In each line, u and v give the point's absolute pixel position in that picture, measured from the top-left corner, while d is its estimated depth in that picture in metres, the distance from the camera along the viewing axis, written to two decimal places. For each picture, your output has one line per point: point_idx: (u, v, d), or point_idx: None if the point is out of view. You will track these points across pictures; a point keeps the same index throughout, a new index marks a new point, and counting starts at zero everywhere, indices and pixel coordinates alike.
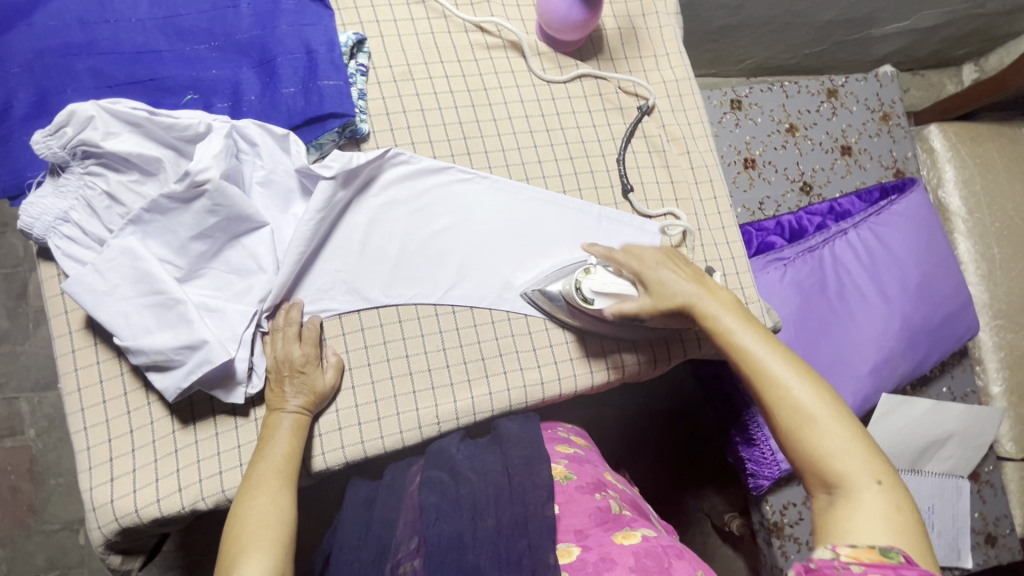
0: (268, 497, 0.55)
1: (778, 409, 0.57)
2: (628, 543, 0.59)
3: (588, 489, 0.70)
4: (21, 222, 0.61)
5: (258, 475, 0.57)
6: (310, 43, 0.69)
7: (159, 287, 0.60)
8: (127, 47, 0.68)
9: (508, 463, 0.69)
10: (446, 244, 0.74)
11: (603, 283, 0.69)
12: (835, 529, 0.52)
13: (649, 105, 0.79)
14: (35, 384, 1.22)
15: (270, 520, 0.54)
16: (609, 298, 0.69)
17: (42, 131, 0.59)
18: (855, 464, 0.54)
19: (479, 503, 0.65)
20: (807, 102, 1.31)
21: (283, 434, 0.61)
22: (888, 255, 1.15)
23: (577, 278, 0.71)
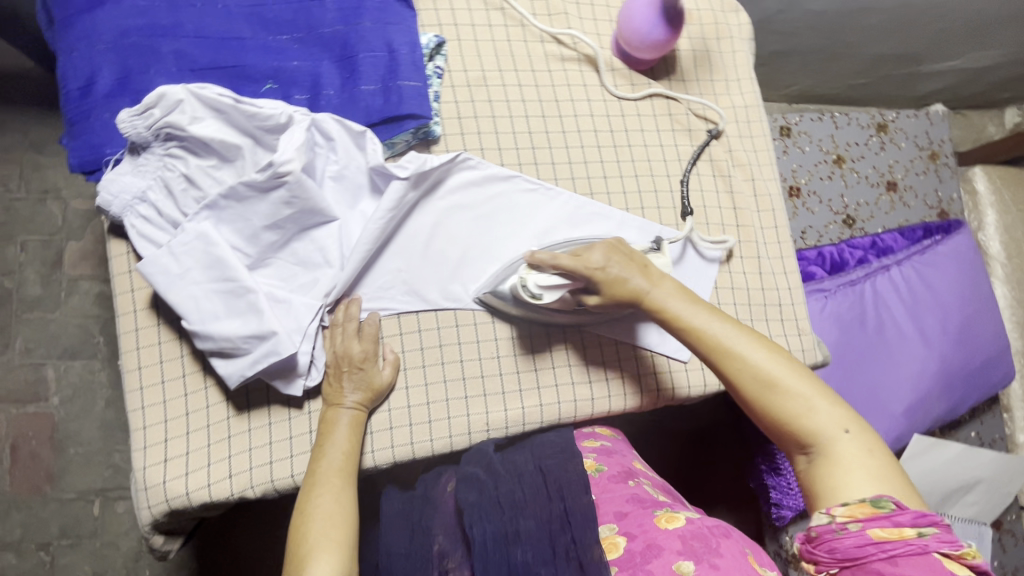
0: (333, 497, 0.57)
1: (743, 385, 0.61)
2: (673, 526, 0.60)
3: (620, 478, 0.73)
4: (99, 199, 0.62)
5: (319, 474, 0.59)
6: (393, 42, 0.69)
7: (230, 275, 0.61)
8: (211, 32, 0.68)
9: (542, 463, 0.67)
10: (463, 247, 0.72)
11: (546, 277, 0.65)
12: (819, 487, 0.57)
13: (718, 129, 0.79)
14: (63, 352, 1.23)
15: (336, 519, 0.56)
16: (558, 290, 0.66)
17: (128, 110, 0.60)
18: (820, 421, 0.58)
19: (518, 501, 0.64)
20: (856, 134, 1.30)
21: (341, 430, 0.63)
22: (930, 295, 1.14)
23: (521, 276, 0.66)
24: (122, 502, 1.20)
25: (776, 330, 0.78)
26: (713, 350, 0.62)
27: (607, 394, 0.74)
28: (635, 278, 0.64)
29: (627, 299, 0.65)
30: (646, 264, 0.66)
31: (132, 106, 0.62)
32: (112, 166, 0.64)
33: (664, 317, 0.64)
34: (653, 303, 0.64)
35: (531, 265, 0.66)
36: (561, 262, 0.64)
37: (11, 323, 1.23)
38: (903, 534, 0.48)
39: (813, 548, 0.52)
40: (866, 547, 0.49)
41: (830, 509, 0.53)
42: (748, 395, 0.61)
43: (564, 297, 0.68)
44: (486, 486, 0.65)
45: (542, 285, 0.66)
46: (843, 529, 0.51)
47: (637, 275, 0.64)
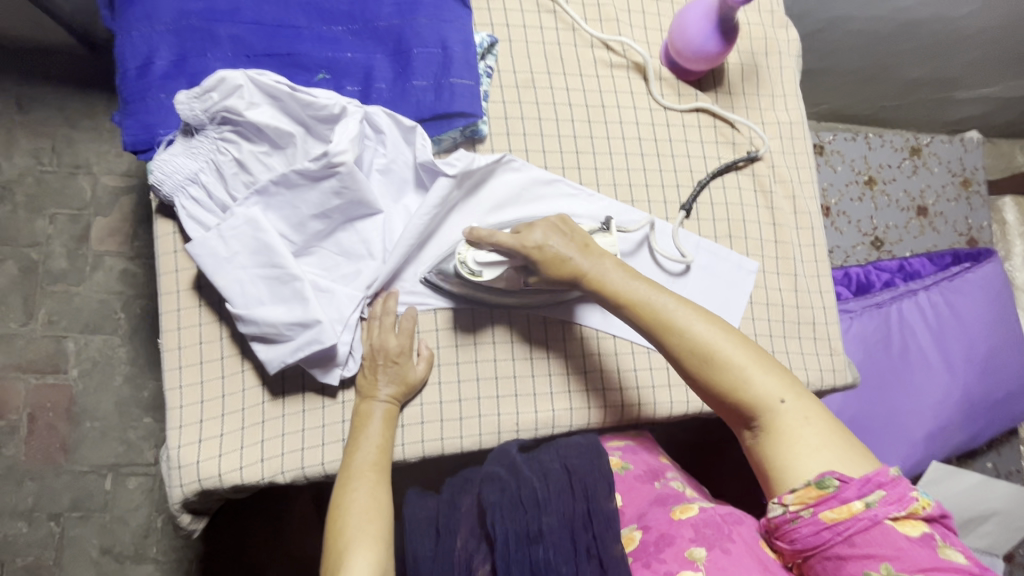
0: (370, 490, 0.58)
1: (683, 359, 0.57)
2: (686, 517, 0.62)
3: (646, 479, 0.74)
4: (152, 178, 0.62)
5: (354, 467, 0.59)
6: (447, 39, 0.70)
7: (277, 262, 0.61)
8: (269, 19, 0.69)
9: (568, 461, 0.68)
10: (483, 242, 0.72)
11: (485, 254, 0.64)
12: (765, 464, 0.56)
13: (758, 155, 0.79)
14: (85, 326, 1.24)
15: (373, 511, 0.56)
16: (499, 264, 0.64)
17: (187, 93, 0.60)
18: (762, 391, 0.56)
19: (541, 500, 0.64)
20: (889, 156, 1.29)
21: (375, 424, 0.63)
22: (956, 322, 1.14)
23: (459, 253, 0.65)
24: (133, 479, 1.21)
25: (809, 348, 0.77)
26: (653, 324, 0.58)
27: (638, 402, 0.73)
28: (570, 257, 0.61)
29: (567, 278, 0.61)
30: (583, 241, 0.62)
31: (190, 89, 0.62)
32: (165, 146, 0.65)
33: (605, 293, 0.61)
34: (592, 279, 0.61)
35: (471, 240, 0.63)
36: (499, 237, 0.61)
37: (36, 294, 1.24)
38: (851, 511, 0.49)
39: (775, 536, 0.54)
40: (822, 533, 0.50)
41: (782, 497, 0.53)
42: (691, 370, 0.58)
43: (508, 275, 0.65)
44: (510, 484, 0.65)
45: (481, 261, 0.64)
46: (797, 519, 0.52)
47: (573, 253, 0.61)
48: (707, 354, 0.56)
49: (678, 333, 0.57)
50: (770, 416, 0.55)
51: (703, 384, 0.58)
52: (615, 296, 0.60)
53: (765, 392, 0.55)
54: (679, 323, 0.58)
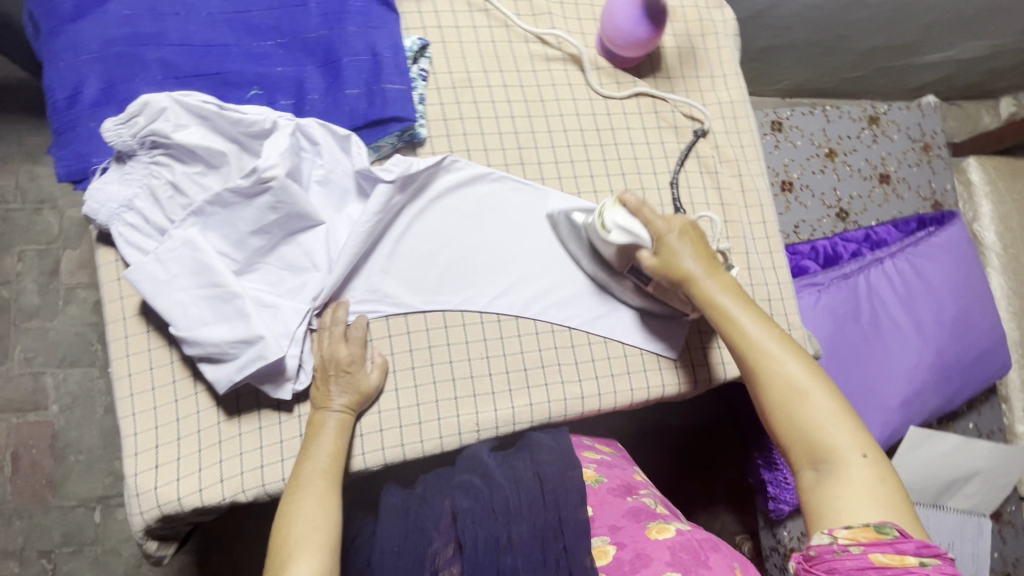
0: (318, 500, 0.58)
1: (771, 384, 0.58)
2: (662, 537, 0.63)
3: (619, 492, 0.75)
4: (86, 208, 0.62)
5: (304, 477, 0.59)
6: (376, 45, 0.70)
7: (217, 281, 0.61)
8: (197, 39, 0.69)
9: (540, 469, 0.70)
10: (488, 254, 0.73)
11: (627, 219, 0.67)
12: (830, 506, 0.53)
13: (704, 128, 0.79)
14: (62, 360, 1.23)
15: (319, 522, 0.56)
16: (628, 236, 0.67)
17: (114, 119, 0.60)
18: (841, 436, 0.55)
19: (513, 508, 0.66)
20: (848, 127, 1.30)
21: (328, 434, 0.63)
22: (924, 286, 1.14)
23: (602, 209, 0.67)
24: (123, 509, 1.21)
25: None
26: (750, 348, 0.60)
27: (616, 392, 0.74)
28: (691, 261, 0.65)
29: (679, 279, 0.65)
30: (711, 258, 0.66)
31: (117, 115, 0.62)
32: (99, 175, 0.65)
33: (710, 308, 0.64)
34: (703, 289, 0.64)
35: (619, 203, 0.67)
36: (646, 212, 0.67)
37: (9, 332, 1.23)
38: (904, 561, 0.47)
39: (809, 567, 0.50)
40: (866, 570, 0.47)
41: (832, 530, 0.51)
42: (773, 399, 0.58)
43: (626, 249, 0.69)
44: (483, 492, 0.67)
45: (618, 222, 0.67)
46: (843, 551, 0.49)
47: (694, 258, 0.65)
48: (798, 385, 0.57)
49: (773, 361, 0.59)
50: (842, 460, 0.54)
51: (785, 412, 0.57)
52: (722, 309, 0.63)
53: (845, 438, 0.55)
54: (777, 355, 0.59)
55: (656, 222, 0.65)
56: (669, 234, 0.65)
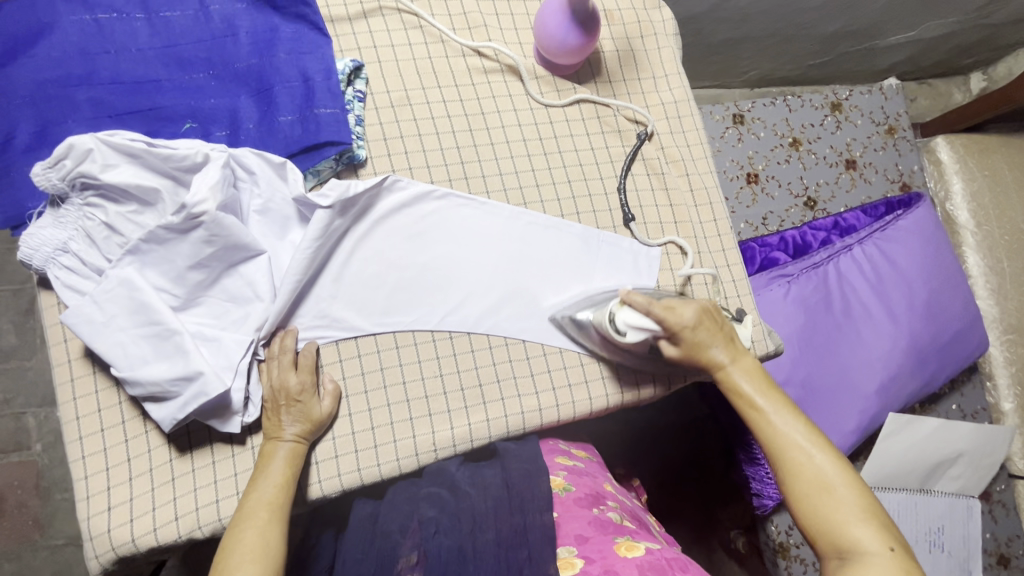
0: (259, 532, 0.57)
1: (798, 475, 0.59)
2: (631, 555, 0.62)
3: (586, 502, 0.70)
4: (21, 253, 0.62)
5: (249, 508, 0.58)
6: (307, 70, 0.69)
7: (155, 318, 0.61)
8: (128, 76, 0.69)
9: (508, 476, 0.69)
10: (444, 273, 0.73)
11: (638, 318, 0.64)
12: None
13: (647, 132, 0.79)
14: (43, 400, 1.27)
15: (257, 555, 0.55)
16: (643, 332, 0.64)
17: (41, 164, 0.60)
18: (867, 534, 0.55)
19: (479, 517, 0.65)
20: (811, 115, 1.30)
21: (277, 464, 0.62)
22: (895, 272, 1.13)
23: (611, 310, 0.66)
24: None
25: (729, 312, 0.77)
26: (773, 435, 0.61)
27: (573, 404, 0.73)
28: (716, 345, 0.65)
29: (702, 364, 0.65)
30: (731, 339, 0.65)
31: (47, 159, 0.62)
32: (35, 219, 0.65)
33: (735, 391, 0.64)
34: (727, 376, 0.64)
35: (626, 303, 0.65)
36: (654, 308, 0.64)
37: None
38: None
39: None
40: None
41: None
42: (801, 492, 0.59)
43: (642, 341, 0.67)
44: (450, 503, 0.66)
45: (631, 322, 0.65)
46: None
47: (715, 346, 0.65)
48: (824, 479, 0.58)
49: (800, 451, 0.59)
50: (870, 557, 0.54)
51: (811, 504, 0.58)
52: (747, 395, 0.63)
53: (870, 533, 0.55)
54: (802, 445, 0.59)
55: (668, 318, 0.63)
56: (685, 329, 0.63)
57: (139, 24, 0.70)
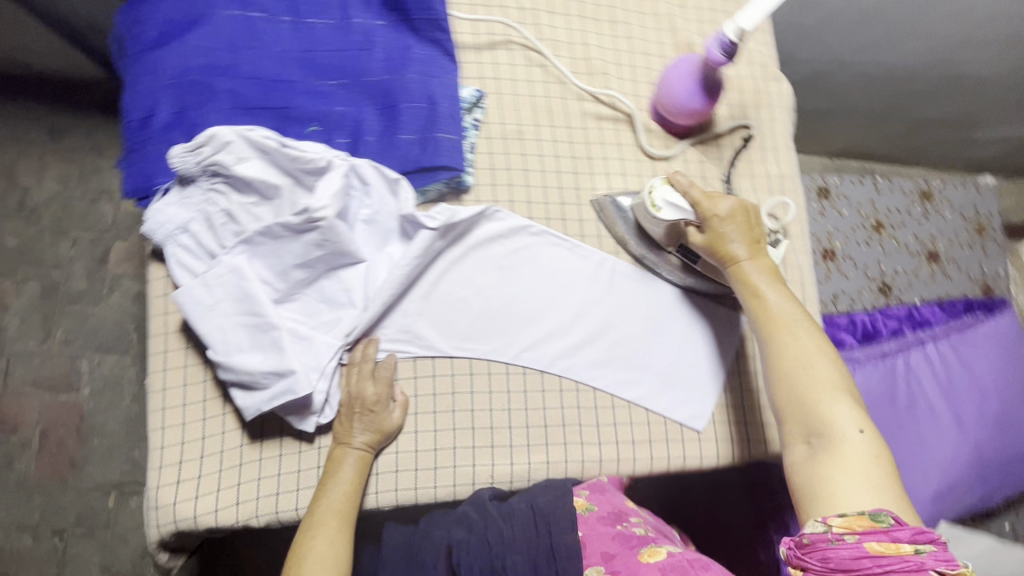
0: (328, 541, 0.61)
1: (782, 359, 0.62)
2: (654, 560, 0.64)
3: (610, 520, 0.73)
4: (145, 227, 0.65)
5: (319, 517, 0.62)
6: (434, 94, 0.72)
7: (258, 310, 0.63)
8: (266, 74, 0.72)
9: (534, 501, 0.70)
10: (525, 305, 0.74)
11: (676, 197, 0.70)
12: (817, 482, 0.55)
13: (750, 134, 0.79)
14: (99, 346, 1.34)
15: (326, 563, 0.60)
16: (677, 212, 0.70)
17: (181, 147, 0.63)
18: (840, 414, 0.58)
19: (507, 539, 0.69)
20: (898, 200, 1.28)
21: (346, 471, 0.64)
22: (967, 378, 1.10)
23: (651, 186, 0.70)
24: (136, 497, 1.29)
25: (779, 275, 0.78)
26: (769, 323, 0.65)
27: (634, 463, 0.72)
28: (734, 237, 0.68)
29: (721, 255, 0.69)
30: (756, 237, 0.69)
31: (185, 142, 0.65)
32: (160, 195, 0.68)
33: (742, 282, 0.68)
34: (740, 268, 0.68)
35: (668, 182, 0.70)
36: (692, 192, 0.69)
37: (55, 313, 1.35)
38: (900, 551, 0.48)
39: (801, 555, 0.52)
40: (862, 560, 0.49)
41: (827, 518, 0.53)
42: (782, 373, 0.62)
43: (674, 227, 0.72)
44: (477, 523, 0.69)
45: (668, 200, 0.70)
46: (839, 540, 0.50)
47: (739, 239, 0.68)
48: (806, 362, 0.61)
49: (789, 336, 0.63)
50: (837, 436, 0.57)
51: (790, 387, 0.61)
52: (751, 284, 0.67)
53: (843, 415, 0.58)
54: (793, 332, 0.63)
55: (703, 202, 0.68)
56: (714, 216, 0.68)
57: (285, 26, 0.73)
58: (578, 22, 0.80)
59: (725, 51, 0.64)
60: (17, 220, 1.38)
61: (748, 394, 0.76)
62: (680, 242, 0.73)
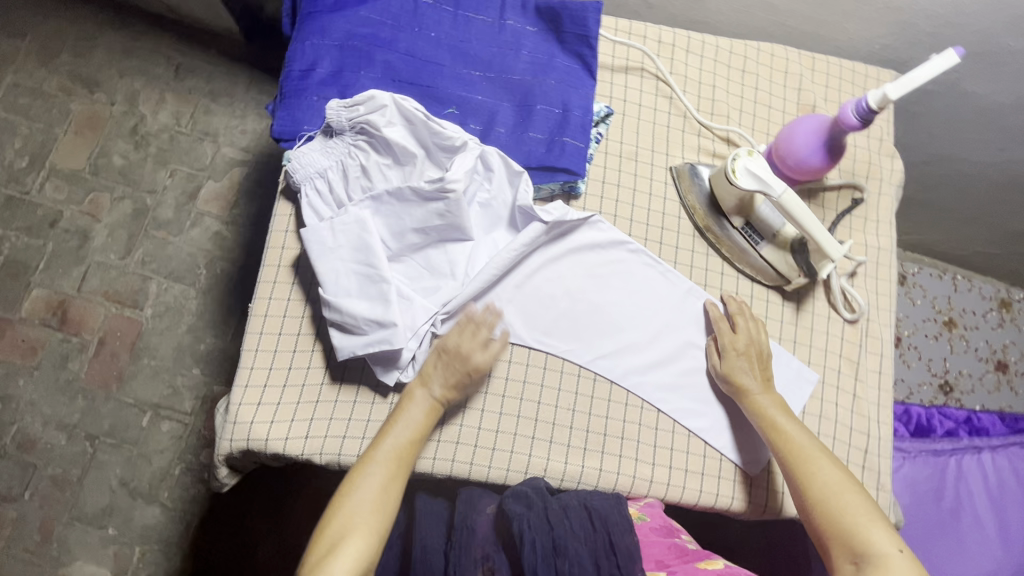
0: (385, 479, 0.62)
1: (805, 488, 0.64)
2: (711, 567, 0.65)
3: (663, 533, 0.71)
4: (289, 165, 0.71)
5: (379, 452, 0.63)
6: (569, 102, 0.77)
7: (373, 262, 0.67)
8: (420, 54, 0.78)
9: (588, 500, 0.67)
10: (607, 317, 0.76)
11: (758, 166, 0.68)
12: None
13: (862, 199, 0.81)
14: (170, 273, 1.41)
15: (376, 499, 0.61)
16: (755, 183, 0.68)
17: (339, 102, 0.69)
18: (874, 529, 0.59)
19: (562, 523, 0.63)
20: (975, 303, 1.34)
21: (413, 412, 0.66)
22: (1021, 492, 1.04)
23: (736, 153, 0.69)
24: (167, 423, 1.33)
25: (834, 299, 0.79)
26: (791, 455, 0.66)
27: (683, 494, 0.73)
28: (749, 373, 0.72)
29: (738, 391, 0.72)
30: (767, 375, 0.72)
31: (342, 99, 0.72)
32: (304, 141, 0.74)
33: (765, 423, 0.69)
34: (756, 401, 0.71)
35: (754, 153, 0.69)
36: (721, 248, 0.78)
37: (139, 235, 1.44)
38: None
39: None
40: None
41: None
42: (812, 497, 0.63)
43: (744, 202, 0.74)
44: (537, 502, 0.65)
45: (750, 168, 0.68)
46: None
47: (752, 374, 0.72)
48: (832, 489, 0.62)
49: (809, 465, 0.65)
50: (880, 552, 0.57)
51: (824, 514, 0.62)
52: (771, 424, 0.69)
53: (879, 534, 0.58)
54: (813, 463, 0.65)
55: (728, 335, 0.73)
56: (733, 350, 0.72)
57: (446, 16, 0.80)
58: (711, 65, 0.84)
59: (861, 117, 0.67)
60: (128, 143, 1.49)
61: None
62: (746, 222, 0.75)
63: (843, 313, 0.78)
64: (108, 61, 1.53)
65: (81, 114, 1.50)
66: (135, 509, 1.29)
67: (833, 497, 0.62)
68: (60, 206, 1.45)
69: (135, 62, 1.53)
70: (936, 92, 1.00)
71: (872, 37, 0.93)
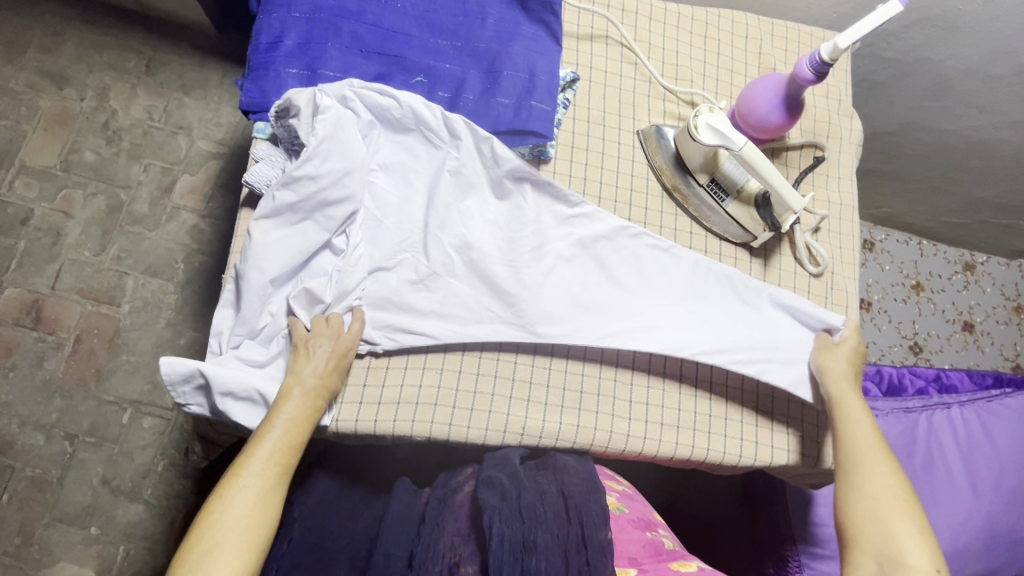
0: (258, 494, 0.59)
1: (859, 477, 0.64)
2: (684, 570, 0.65)
3: (639, 525, 0.73)
4: (247, 179, 0.73)
5: (249, 466, 0.60)
6: (535, 68, 0.78)
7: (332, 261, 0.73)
8: (387, 24, 0.78)
9: (565, 487, 0.67)
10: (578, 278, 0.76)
11: (719, 122, 0.70)
12: None
13: (823, 157, 0.84)
14: (146, 267, 1.40)
15: (249, 519, 0.58)
16: (717, 138, 0.70)
17: (283, 107, 0.72)
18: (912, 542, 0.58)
19: (529, 507, 0.64)
20: (940, 266, 1.39)
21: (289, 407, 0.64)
22: (988, 445, 1.08)
23: (698, 110, 0.71)
24: (148, 418, 1.32)
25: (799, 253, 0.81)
26: (855, 443, 0.66)
27: (658, 449, 0.74)
28: (841, 362, 0.72)
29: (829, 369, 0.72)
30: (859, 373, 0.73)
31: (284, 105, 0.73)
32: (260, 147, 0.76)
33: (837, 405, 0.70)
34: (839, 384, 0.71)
35: (715, 108, 0.71)
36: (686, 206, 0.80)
37: (114, 230, 1.42)
38: None
39: None
40: None
41: None
42: (862, 488, 0.63)
43: (708, 159, 0.76)
44: (510, 493, 0.65)
45: (711, 125, 0.70)
46: None
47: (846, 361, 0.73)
48: (883, 490, 0.62)
49: (872, 461, 0.64)
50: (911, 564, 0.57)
51: (864, 508, 0.62)
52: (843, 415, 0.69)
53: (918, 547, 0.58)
54: (875, 461, 0.64)
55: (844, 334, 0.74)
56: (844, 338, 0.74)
57: None
58: (674, 31, 0.86)
59: (816, 70, 0.70)
60: (99, 138, 1.47)
61: (799, 421, 0.77)
62: (711, 179, 0.77)
63: (807, 266, 0.81)
64: (77, 56, 1.51)
65: (50, 110, 1.48)
66: (117, 508, 1.27)
67: (881, 498, 0.62)
68: (31, 203, 1.42)
69: (104, 57, 1.51)
70: (894, 60, 1.04)
71: (830, 6, 0.95)
